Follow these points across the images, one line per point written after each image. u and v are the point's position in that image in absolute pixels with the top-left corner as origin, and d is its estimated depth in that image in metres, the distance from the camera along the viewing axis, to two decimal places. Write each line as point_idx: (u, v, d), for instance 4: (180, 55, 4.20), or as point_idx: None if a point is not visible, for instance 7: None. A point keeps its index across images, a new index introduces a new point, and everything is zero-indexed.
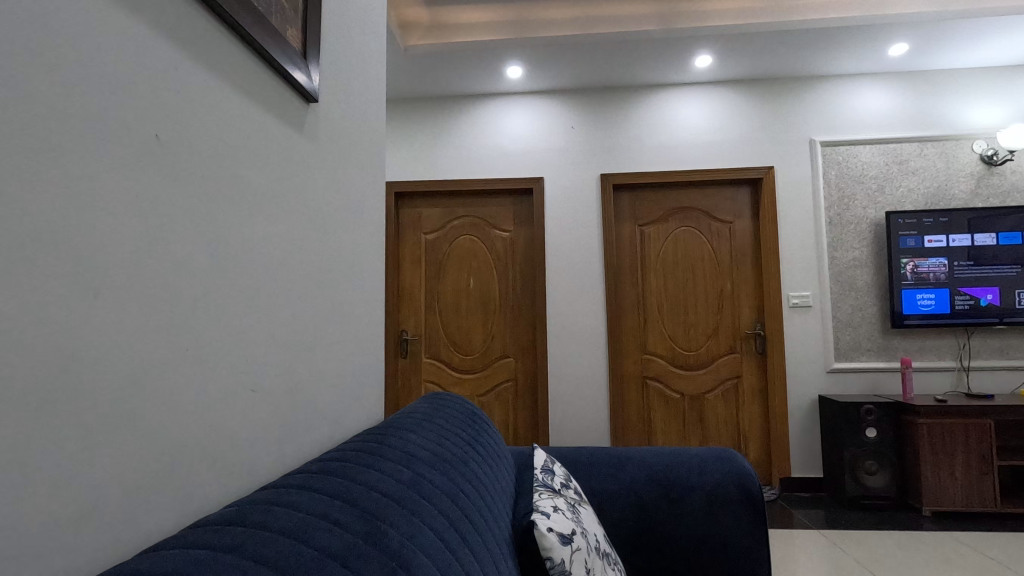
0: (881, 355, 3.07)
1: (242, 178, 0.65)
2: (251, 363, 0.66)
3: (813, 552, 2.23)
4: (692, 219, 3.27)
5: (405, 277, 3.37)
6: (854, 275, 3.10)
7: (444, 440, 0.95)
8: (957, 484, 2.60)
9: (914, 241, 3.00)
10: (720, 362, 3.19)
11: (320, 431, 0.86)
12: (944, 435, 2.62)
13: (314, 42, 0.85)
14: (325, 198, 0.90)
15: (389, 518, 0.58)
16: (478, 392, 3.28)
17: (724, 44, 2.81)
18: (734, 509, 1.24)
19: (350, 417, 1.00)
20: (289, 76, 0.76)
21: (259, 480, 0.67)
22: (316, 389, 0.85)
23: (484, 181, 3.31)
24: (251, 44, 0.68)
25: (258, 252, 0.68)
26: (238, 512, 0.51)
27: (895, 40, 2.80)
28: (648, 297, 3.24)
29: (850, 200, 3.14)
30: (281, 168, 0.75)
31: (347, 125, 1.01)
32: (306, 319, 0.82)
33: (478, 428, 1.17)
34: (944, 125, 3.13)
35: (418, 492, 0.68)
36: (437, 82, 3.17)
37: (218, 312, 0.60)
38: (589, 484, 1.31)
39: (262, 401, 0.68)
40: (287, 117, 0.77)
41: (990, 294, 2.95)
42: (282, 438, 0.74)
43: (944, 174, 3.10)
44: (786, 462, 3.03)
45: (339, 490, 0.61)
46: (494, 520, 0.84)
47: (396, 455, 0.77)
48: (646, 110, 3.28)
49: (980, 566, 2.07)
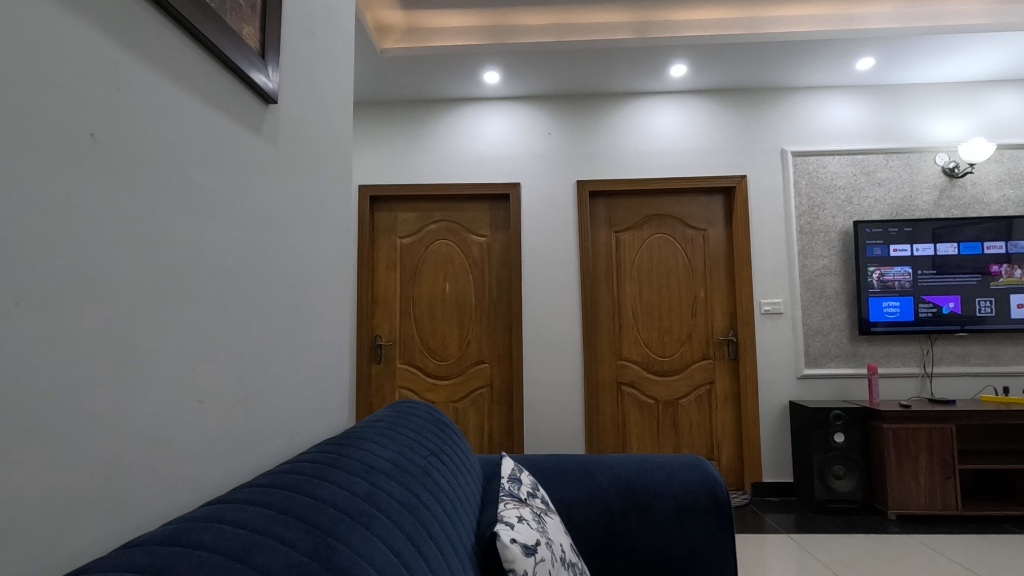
0: (849, 361, 3.13)
1: (192, 180, 0.63)
2: (199, 373, 0.64)
3: (782, 556, 2.26)
4: (667, 226, 3.30)
5: (379, 282, 3.33)
6: (824, 283, 3.16)
7: (407, 449, 0.93)
8: (921, 488, 2.66)
9: (881, 250, 3.07)
10: (693, 368, 3.22)
11: (276, 442, 0.84)
12: (909, 440, 2.69)
13: (273, 41, 0.83)
14: (286, 203, 0.88)
15: (339, 534, 0.56)
16: (453, 398, 3.26)
17: (700, 53, 2.85)
18: (702, 516, 1.25)
19: (310, 428, 0.97)
20: (246, 76, 0.74)
21: (206, 494, 0.65)
22: (272, 398, 0.83)
23: (460, 186, 3.29)
24: (203, 42, 0.66)
25: (208, 258, 0.66)
26: (174, 531, 0.49)
27: (863, 54, 2.87)
28: (623, 303, 3.26)
29: (820, 209, 3.20)
30: (238, 173, 0.73)
31: (310, 130, 0.99)
32: (262, 328, 0.80)
33: (445, 438, 1.15)
34: (909, 138, 3.23)
35: (374, 505, 0.66)
36: (414, 85, 3.16)
37: (162, 321, 0.57)
38: (557, 492, 1.30)
39: (211, 412, 0.66)
40: (244, 119, 0.75)
41: (952, 302, 3.03)
42: (233, 450, 0.71)
43: (908, 186, 3.19)
44: (758, 467, 3.07)
45: (288, 505, 0.58)
46: (456, 532, 0.82)
47: (355, 466, 0.75)
48: (622, 117, 3.30)
49: (941, 568, 2.13)
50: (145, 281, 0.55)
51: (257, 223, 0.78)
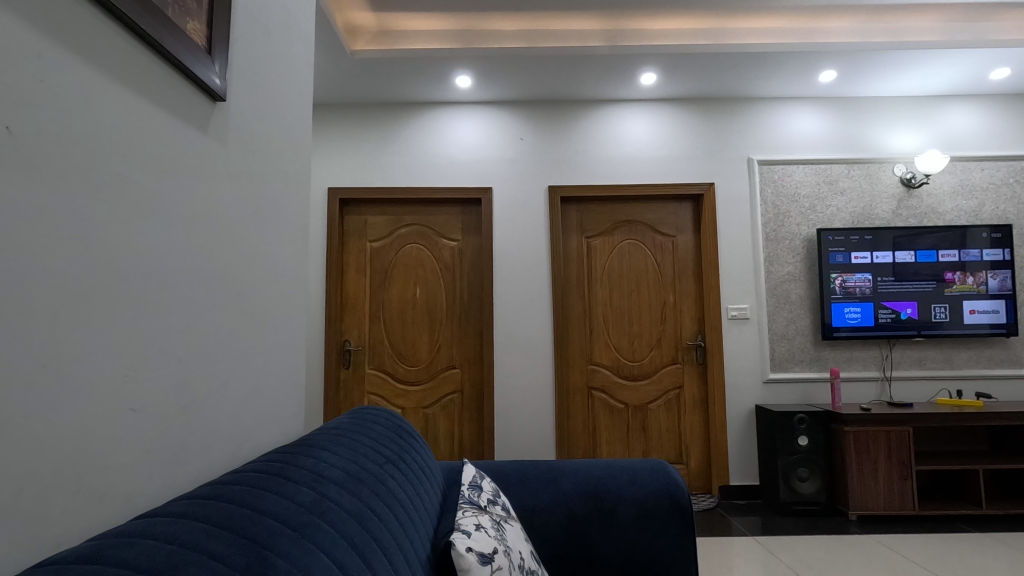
0: (813, 365, 3.20)
1: (125, 177, 0.60)
2: (132, 378, 0.61)
3: (746, 558, 2.29)
4: (637, 232, 3.34)
5: (348, 286, 3.28)
6: (789, 289, 3.23)
7: (361, 457, 0.90)
8: (880, 489, 2.73)
9: (843, 257, 3.16)
10: (662, 373, 3.25)
11: (221, 450, 0.81)
12: (869, 442, 2.75)
13: (221, 36, 0.80)
14: (236, 204, 0.86)
15: (277, 547, 0.54)
16: (423, 403, 3.23)
17: (669, 62, 2.89)
18: (664, 520, 1.25)
19: (261, 436, 0.94)
20: (190, 73, 0.72)
21: (140, 507, 0.62)
22: (217, 406, 0.80)
23: (432, 189, 3.27)
24: (138, 33, 0.63)
25: (146, 260, 0.63)
26: (95, 546, 0.46)
27: (825, 67, 2.96)
28: (594, 308, 3.28)
29: (785, 217, 3.27)
30: (180, 172, 0.71)
31: (264, 130, 0.97)
32: (208, 333, 0.77)
33: (404, 444, 1.13)
34: (869, 149, 3.33)
35: (319, 515, 0.64)
36: (386, 88, 3.13)
37: (88, 324, 0.54)
38: (519, 498, 1.29)
39: (147, 420, 0.63)
40: (188, 116, 0.73)
41: (910, 307, 3.13)
42: (172, 460, 0.68)
43: (869, 195, 3.29)
44: (725, 470, 3.11)
45: (224, 517, 0.56)
46: (409, 542, 0.80)
47: (303, 476, 0.72)
48: (593, 124, 3.33)
49: (899, 566, 2.18)
50: (68, 281, 0.52)
51: (202, 224, 0.75)
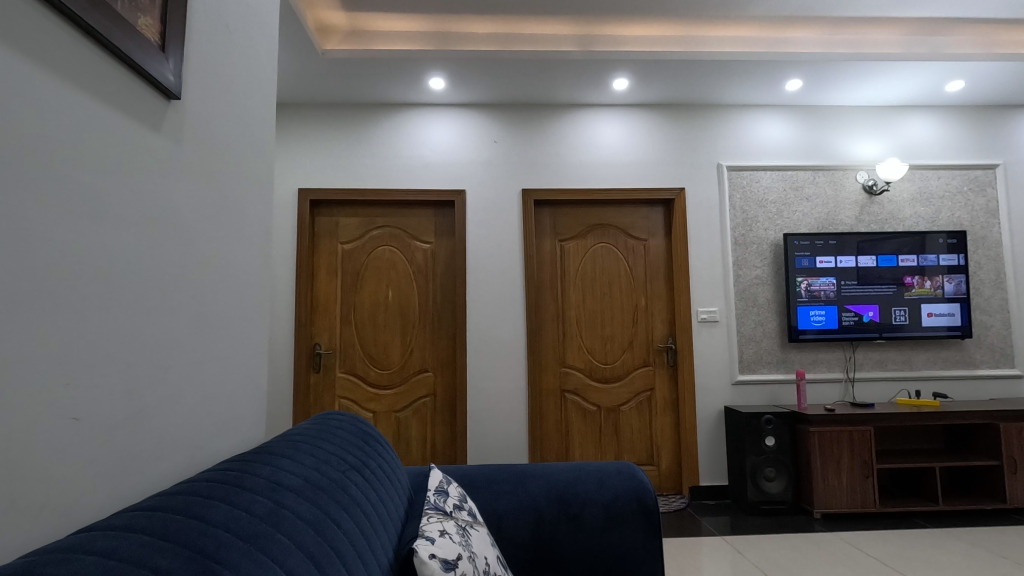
0: (780, 367, 3.27)
1: (66, 177, 0.58)
2: (74, 387, 0.59)
3: (715, 558, 2.32)
4: (609, 236, 3.37)
5: (319, 288, 3.23)
6: (757, 292, 3.29)
7: (322, 464, 0.88)
8: (843, 487, 2.80)
9: (808, 261, 3.24)
10: (634, 375, 3.28)
11: (173, 459, 0.78)
12: (833, 442, 2.82)
13: (176, 33, 0.78)
14: (192, 206, 0.83)
15: (226, 560, 0.52)
16: (395, 407, 3.19)
17: (640, 68, 2.93)
18: (631, 523, 1.26)
19: (217, 444, 0.92)
20: (142, 70, 0.70)
21: (81, 521, 0.59)
22: (169, 414, 0.77)
23: (405, 191, 3.24)
24: (81, 26, 0.60)
25: (91, 264, 0.61)
26: (30, 563, 0.44)
27: (792, 75, 3.03)
28: (568, 311, 3.29)
29: (753, 222, 3.34)
30: (129, 172, 0.68)
31: (222, 131, 0.94)
32: (160, 339, 0.75)
33: (369, 450, 1.11)
34: (833, 157, 3.42)
35: (274, 525, 0.62)
36: (358, 88, 3.10)
37: (23, 331, 0.52)
38: (487, 503, 1.28)
39: (89, 430, 0.61)
40: (137, 113, 0.70)
41: (871, 310, 3.23)
42: (118, 471, 0.66)
43: (833, 201, 3.38)
44: (696, 471, 3.15)
45: (172, 529, 0.54)
46: (370, 551, 0.79)
47: (259, 484, 0.71)
48: (567, 128, 3.35)
49: (860, 563, 2.24)
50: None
51: (154, 226, 0.73)
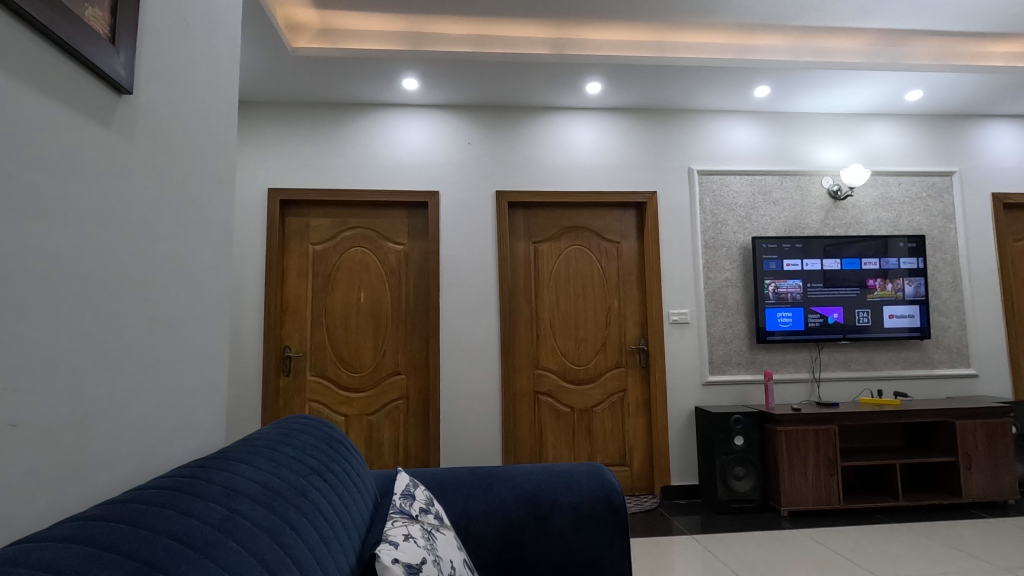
0: (749, 368, 3.33)
1: (4, 174, 0.55)
2: (10, 392, 0.56)
3: (685, 557, 2.34)
4: (583, 238, 3.39)
5: (288, 289, 3.17)
6: (726, 294, 3.35)
7: (283, 469, 0.86)
8: (809, 485, 2.86)
9: (776, 264, 3.31)
10: (607, 376, 3.30)
11: (123, 465, 0.75)
12: (799, 441, 2.89)
13: (127, 26, 0.76)
14: (146, 205, 0.81)
15: (171, 570, 0.51)
16: (367, 410, 3.15)
17: (612, 72, 2.96)
18: (599, 523, 1.27)
19: (172, 450, 0.89)
20: (91, 64, 0.67)
21: (20, 532, 0.57)
22: (119, 420, 0.74)
23: (377, 192, 3.21)
24: (25, 18, 0.58)
25: (34, 263, 0.59)
26: None
27: (760, 82, 3.10)
28: (541, 313, 3.30)
29: (722, 225, 3.40)
30: (77, 168, 0.66)
31: (179, 127, 0.92)
32: (109, 341, 0.72)
33: (332, 455, 1.09)
34: (800, 162, 3.51)
35: (226, 532, 0.61)
36: (329, 87, 3.05)
37: None
38: (456, 506, 1.27)
39: (30, 436, 0.58)
40: (83, 107, 0.68)
41: (836, 312, 3.32)
42: (62, 478, 0.63)
43: (800, 206, 3.47)
44: (667, 471, 3.18)
45: (116, 539, 0.52)
46: (330, 558, 0.77)
47: (212, 490, 0.69)
48: (541, 130, 3.36)
49: (825, 559, 2.28)
50: None
51: (102, 224, 0.70)
